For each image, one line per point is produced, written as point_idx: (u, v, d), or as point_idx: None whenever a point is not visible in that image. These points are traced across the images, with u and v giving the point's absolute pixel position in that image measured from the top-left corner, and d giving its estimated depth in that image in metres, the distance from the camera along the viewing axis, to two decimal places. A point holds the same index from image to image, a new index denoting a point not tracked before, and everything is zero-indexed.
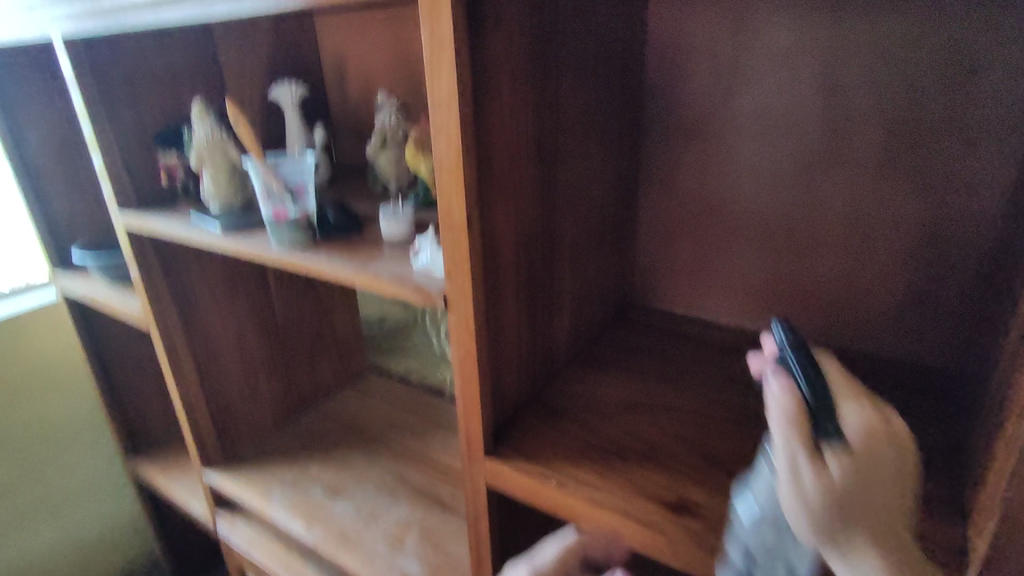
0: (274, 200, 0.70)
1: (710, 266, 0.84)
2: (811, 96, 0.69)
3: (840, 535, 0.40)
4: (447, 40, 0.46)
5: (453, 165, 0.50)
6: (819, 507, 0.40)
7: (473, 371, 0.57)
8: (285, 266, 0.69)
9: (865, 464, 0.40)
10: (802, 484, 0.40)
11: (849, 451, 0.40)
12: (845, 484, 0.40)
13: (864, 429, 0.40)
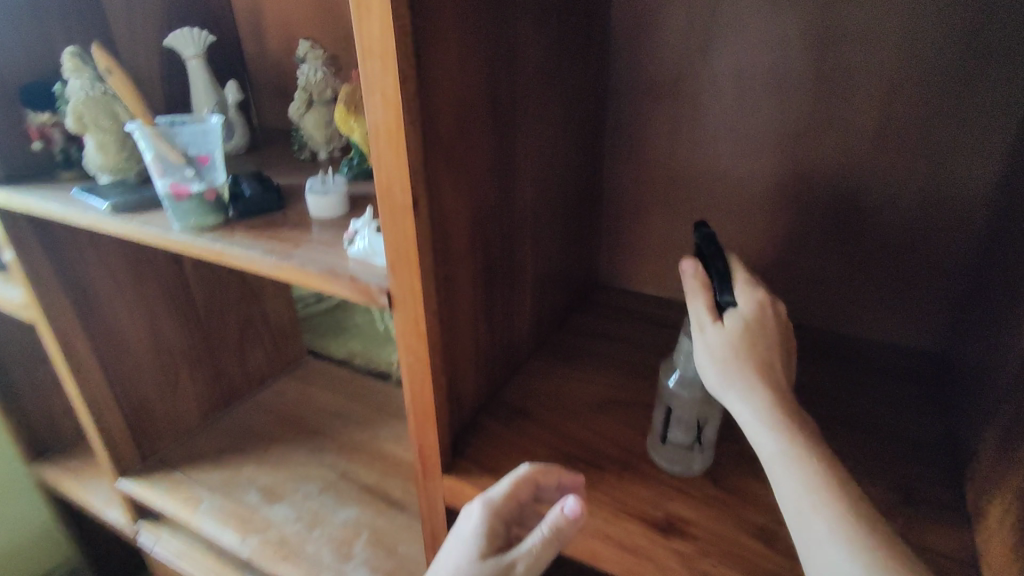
0: (171, 172, 0.57)
1: (679, 242, 0.77)
2: (795, 54, 0.62)
3: (735, 374, 0.43)
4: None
5: (393, 134, 0.39)
6: (715, 350, 0.44)
7: (426, 381, 0.48)
8: (191, 254, 0.57)
9: (750, 317, 0.45)
10: (702, 333, 0.46)
11: (737, 309, 0.46)
12: (734, 332, 0.45)
13: (756, 300, 0.46)
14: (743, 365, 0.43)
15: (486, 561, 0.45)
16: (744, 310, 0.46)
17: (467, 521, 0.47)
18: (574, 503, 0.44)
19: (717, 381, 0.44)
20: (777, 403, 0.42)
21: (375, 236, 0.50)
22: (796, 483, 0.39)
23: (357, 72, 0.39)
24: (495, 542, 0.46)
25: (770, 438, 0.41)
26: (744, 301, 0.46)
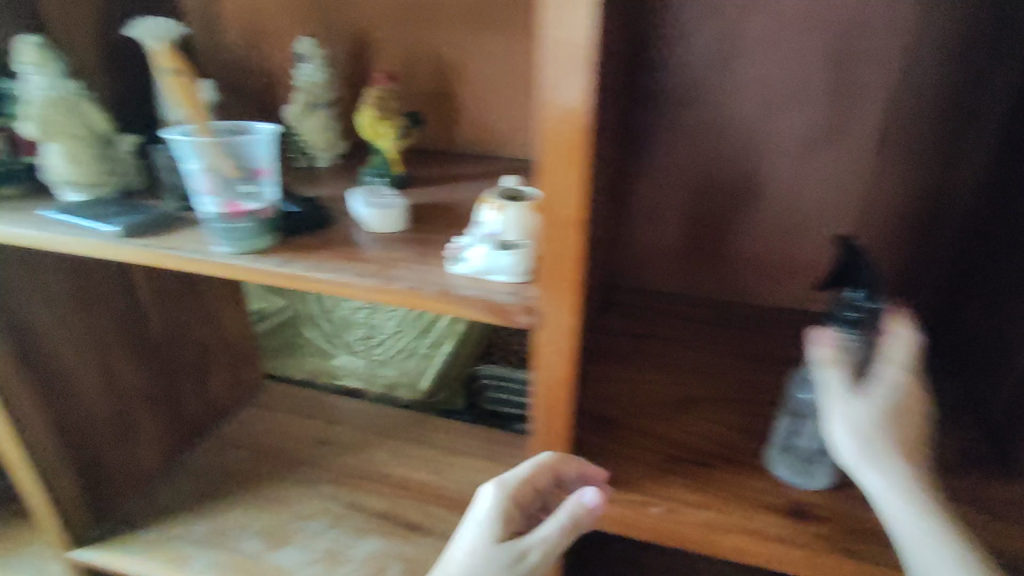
0: (224, 191, 0.51)
1: (700, 243, 0.78)
2: (817, 62, 0.67)
3: (881, 454, 0.45)
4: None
5: (574, 148, 0.37)
6: (862, 425, 0.45)
7: (563, 402, 0.47)
8: (258, 282, 0.50)
9: (899, 393, 0.46)
10: (846, 400, 0.46)
11: (887, 383, 0.46)
12: (882, 408, 0.45)
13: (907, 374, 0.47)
14: (888, 447, 0.45)
15: (499, 544, 0.46)
16: (894, 384, 0.46)
17: (479, 507, 0.48)
18: (594, 493, 0.48)
19: (862, 455, 0.45)
20: (915, 486, 0.45)
21: (497, 253, 0.47)
22: (936, 561, 0.43)
23: (540, 83, 0.36)
24: (505, 526, 0.48)
25: (911, 521, 0.44)
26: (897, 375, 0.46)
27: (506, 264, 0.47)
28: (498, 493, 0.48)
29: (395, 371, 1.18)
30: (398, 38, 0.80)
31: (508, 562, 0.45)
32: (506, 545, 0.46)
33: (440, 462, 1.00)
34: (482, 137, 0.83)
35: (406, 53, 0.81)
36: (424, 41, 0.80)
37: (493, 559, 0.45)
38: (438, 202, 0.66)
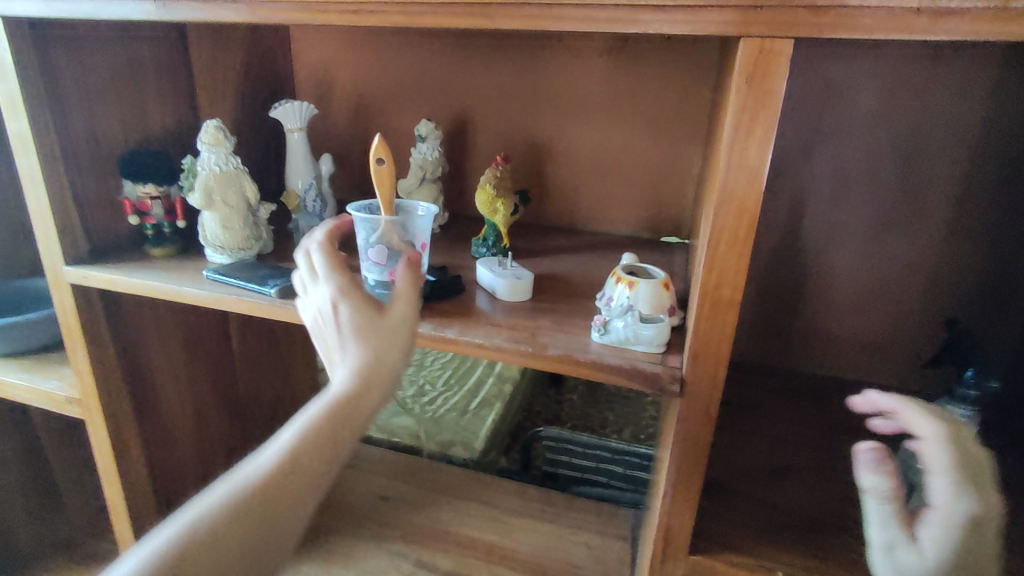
0: (394, 262, 0.62)
1: (774, 314, 0.85)
2: (890, 159, 0.74)
3: None
4: (774, 96, 0.40)
5: (742, 238, 0.43)
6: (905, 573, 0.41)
7: (696, 466, 0.50)
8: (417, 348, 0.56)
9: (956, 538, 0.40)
10: (893, 555, 0.42)
11: (941, 522, 0.41)
12: (935, 564, 0.41)
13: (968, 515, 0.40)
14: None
15: (372, 337, 0.42)
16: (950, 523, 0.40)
17: (304, 293, 0.47)
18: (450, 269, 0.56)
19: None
20: None
21: (638, 324, 0.52)
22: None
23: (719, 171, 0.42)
24: (366, 299, 0.44)
25: None
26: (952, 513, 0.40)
27: (647, 336, 0.51)
28: (327, 301, 0.44)
29: (451, 431, 1.24)
30: (497, 121, 0.89)
31: (355, 299, 0.44)
32: (381, 322, 0.43)
33: (503, 523, 1.01)
34: (569, 211, 0.90)
35: (503, 134, 0.89)
36: (520, 124, 0.88)
37: (340, 312, 0.44)
38: (549, 272, 0.71)
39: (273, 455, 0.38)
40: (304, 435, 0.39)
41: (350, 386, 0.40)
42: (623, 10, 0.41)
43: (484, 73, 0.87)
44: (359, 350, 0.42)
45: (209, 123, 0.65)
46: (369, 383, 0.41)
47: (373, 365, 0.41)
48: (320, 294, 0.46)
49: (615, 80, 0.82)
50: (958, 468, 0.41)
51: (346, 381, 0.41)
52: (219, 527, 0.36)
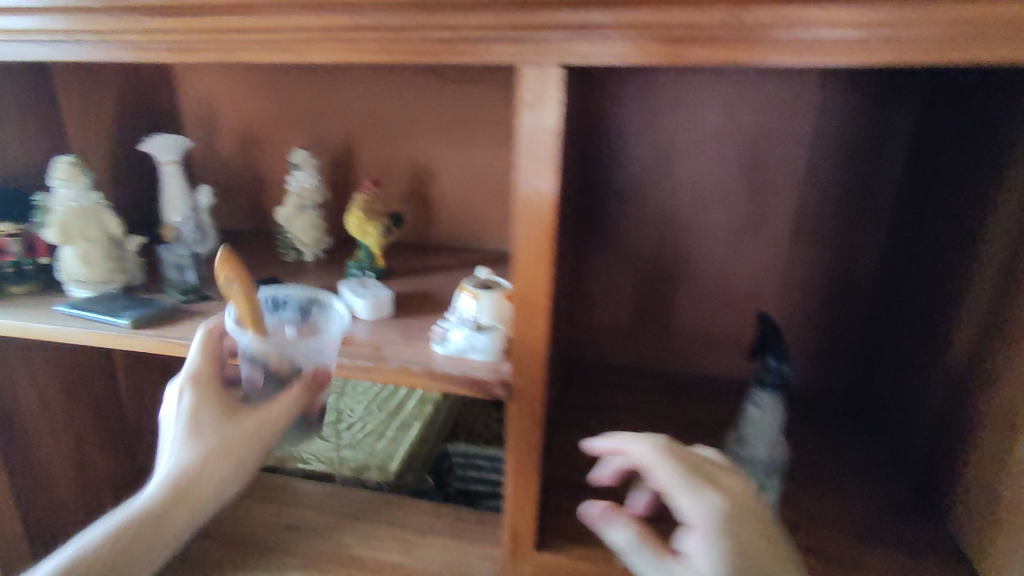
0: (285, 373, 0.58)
1: (649, 320, 0.89)
2: (738, 171, 0.80)
3: None
4: (553, 116, 0.44)
5: (542, 245, 0.46)
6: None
7: (526, 462, 0.53)
8: None
9: (722, 538, 0.40)
10: None
11: (703, 539, 0.41)
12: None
13: (721, 519, 0.41)
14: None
15: (206, 441, 0.48)
16: (711, 537, 0.40)
17: (171, 382, 0.51)
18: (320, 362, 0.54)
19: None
20: None
21: (472, 334, 0.55)
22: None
23: (516, 188, 0.46)
24: (216, 396, 0.50)
25: None
26: (705, 523, 0.40)
27: (482, 344, 0.54)
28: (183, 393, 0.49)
29: (366, 456, 1.24)
30: (380, 147, 0.92)
31: (205, 394, 0.50)
32: (220, 424, 0.48)
33: (409, 544, 1.01)
34: (453, 231, 0.93)
35: (387, 158, 0.92)
36: (401, 150, 0.91)
37: (184, 399, 0.49)
38: (418, 291, 0.74)
39: (93, 542, 0.45)
40: (119, 536, 0.45)
41: (165, 496, 0.46)
42: (416, 43, 0.45)
43: (364, 103, 0.90)
44: (189, 451, 0.47)
45: (60, 158, 0.65)
46: (184, 495, 0.46)
47: (196, 477, 0.47)
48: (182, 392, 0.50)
49: (486, 107, 0.86)
50: (681, 475, 0.43)
51: (165, 489, 0.46)
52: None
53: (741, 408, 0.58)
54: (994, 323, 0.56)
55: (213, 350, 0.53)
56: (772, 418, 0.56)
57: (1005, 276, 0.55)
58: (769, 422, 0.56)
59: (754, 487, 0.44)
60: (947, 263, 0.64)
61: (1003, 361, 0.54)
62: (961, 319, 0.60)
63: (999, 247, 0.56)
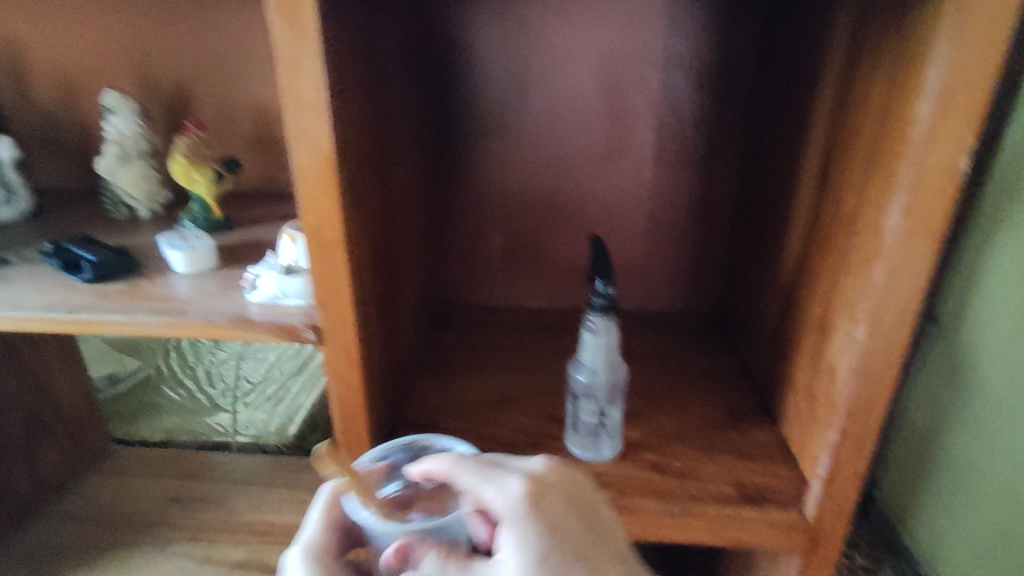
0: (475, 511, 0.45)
1: (521, 253, 0.87)
2: (594, 92, 0.77)
3: None
4: (306, 22, 0.38)
5: (325, 174, 0.42)
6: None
7: (357, 406, 0.51)
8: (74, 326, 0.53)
9: (531, 526, 0.41)
10: None
11: (518, 533, 0.41)
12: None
13: (530, 507, 0.41)
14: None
15: None
16: (526, 527, 0.41)
17: None
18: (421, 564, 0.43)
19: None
20: None
21: (287, 279, 0.51)
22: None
23: (283, 111, 0.40)
24: None
25: None
26: (515, 514, 0.41)
27: (298, 288, 0.51)
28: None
29: None
30: None
31: None
32: None
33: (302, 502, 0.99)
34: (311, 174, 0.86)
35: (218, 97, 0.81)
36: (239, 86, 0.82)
37: None
38: (257, 236, 0.68)
39: None
40: None
41: None
42: None
43: None
44: None
45: None
46: None
47: None
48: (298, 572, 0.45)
49: None
50: (480, 473, 0.43)
51: None
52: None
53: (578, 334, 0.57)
54: (817, 230, 0.55)
55: (335, 527, 0.48)
56: (609, 340, 0.55)
57: (826, 180, 0.54)
58: (606, 345, 0.55)
59: (568, 474, 0.45)
60: (786, 177, 0.63)
61: (822, 268, 0.54)
62: (795, 230, 0.60)
63: (821, 154, 0.55)
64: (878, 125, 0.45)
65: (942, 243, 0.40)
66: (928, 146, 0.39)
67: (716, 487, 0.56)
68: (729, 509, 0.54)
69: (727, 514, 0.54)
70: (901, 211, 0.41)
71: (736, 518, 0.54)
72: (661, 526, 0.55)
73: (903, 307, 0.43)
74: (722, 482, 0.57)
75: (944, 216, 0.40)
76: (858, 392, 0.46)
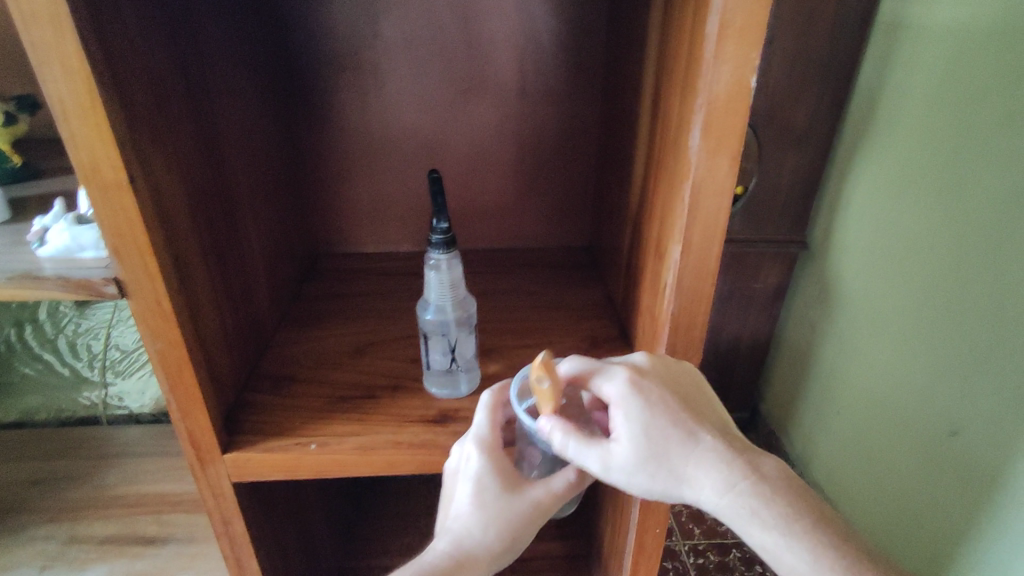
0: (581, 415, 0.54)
1: (388, 196, 0.85)
2: (449, 23, 0.75)
3: (660, 465, 0.46)
4: None
5: (87, 100, 0.37)
6: (637, 462, 0.46)
7: (180, 362, 0.47)
8: None
9: (637, 400, 0.46)
10: (609, 462, 0.46)
11: (625, 416, 0.46)
12: (631, 440, 0.46)
13: (632, 395, 0.46)
14: (670, 458, 0.46)
15: None
16: (631, 412, 0.46)
17: None
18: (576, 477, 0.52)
19: (661, 484, 0.46)
20: (710, 458, 0.46)
21: (80, 228, 0.45)
22: (773, 520, 0.46)
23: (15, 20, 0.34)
24: None
25: (720, 495, 0.46)
26: (622, 398, 0.46)
27: (91, 237, 0.45)
28: (471, 490, 0.50)
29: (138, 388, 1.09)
30: None
31: None
32: None
33: (180, 469, 0.94)
34: None
35: None
36: None
37: None
38: (71, 189, 0.61)
39: None
40: None
41: None
42: None
43: None
44: None
45: None
46: None
47: None
48: (464, 460, 0.51)
49: None
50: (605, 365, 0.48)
51: None
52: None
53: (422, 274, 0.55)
54: (652, 158, 0.56)
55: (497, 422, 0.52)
56: (451, 276, 0.54)
57: (655, 103, 0.54)
58: (450, 278, 0.54)
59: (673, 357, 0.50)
60: (632, 106, 0.64)
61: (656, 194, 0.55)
62: (638, 159, 0.61)
63: (653, 80, 0.56)
64: (689, 46, 0.45)
65: (738, 158, 0.42)
66: (717, 64, 0.38)
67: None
68: None
69: None
70: (700, 131, 0.41)
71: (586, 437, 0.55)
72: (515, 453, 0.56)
73: (711, 223, 0.44)
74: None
75: (738, 132, 0.41)
76: (680, 306, 0.48)
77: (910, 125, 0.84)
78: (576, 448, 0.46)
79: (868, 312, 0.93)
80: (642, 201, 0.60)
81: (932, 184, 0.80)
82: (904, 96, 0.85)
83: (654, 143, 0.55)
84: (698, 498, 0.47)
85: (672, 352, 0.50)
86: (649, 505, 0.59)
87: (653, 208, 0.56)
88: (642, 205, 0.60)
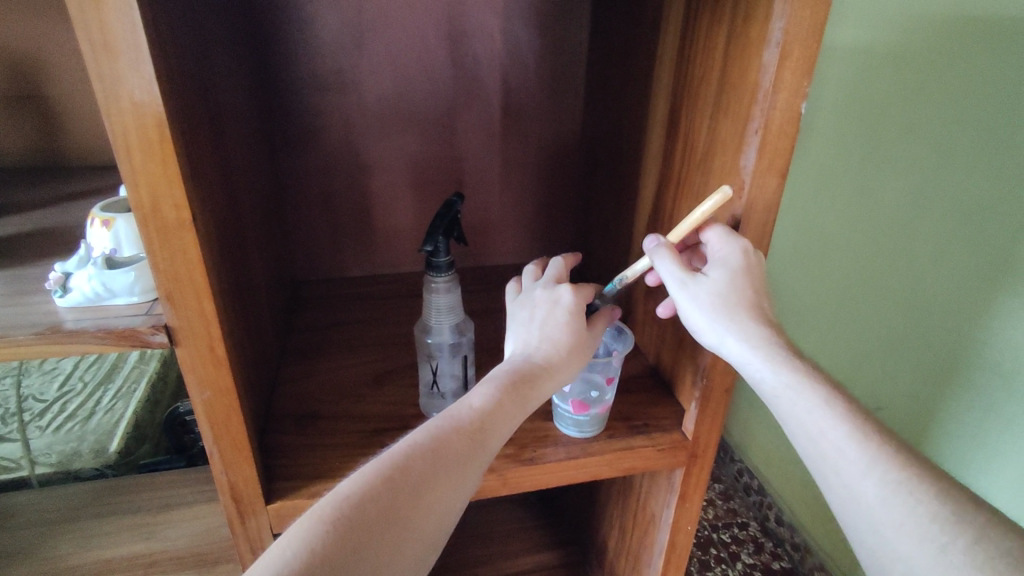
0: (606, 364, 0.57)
1: (372, 218, 0.83)
2: (438, 42, 0.73)
3: (731, 314, 0.46)
4: None
5: (155, 141, 0.34)
6: (705, 303, 0.47)
7: (230, 414, 0.44)
8: None
9: (748, 256, 0.47)
10: (689, 285, 0.48)
11: (722, 260, 0.47)
12: (723, 276, 0.47)
13: (740, 248, 0.47)
14: (732, 310, 0.47)
15: None
16: (731, 260, 0.47)
17: None
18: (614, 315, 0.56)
19: (712, 329, 0.47)
20: (771, 340, 0.46)
21: (111, 273, 0.41)
22: (804, 412, 0.44)
23: (80, 55, 0.31)
24: None
25: (770, 373, 0.45)
26: (739, 247, 0.47)
27: (124, 285, 0.41)
28: (566, 315, 0.52)
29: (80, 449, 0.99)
30: None
31: None
32: None
33: (150, 526, 0.86)
34: (93, 145, 0.69)
35: None
36: None
37: None
38: (50, 226, 0.54)
39: None
40: None
41: None
42: None
43: None
44: None
45: None
46: None
47: None
48: (556, 293, 0.53)
49: None
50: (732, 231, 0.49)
51: None
52: (422, 463, 0.43)
53: (423, 300, 0.57)
54: (665, 175, 0.59)
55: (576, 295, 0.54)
56: (450, 300, 0.57)
57: (672, 127, 0.57)
58: (449, 303, 0.57)
59: None
60: (632, 127, 0.67)
61: (674, 211, 0.58)
62: (645, 175, 0.64)
63: (665, 104, 0.59)
64: (720, 75, 0.49)
65: (783, 180, 0.46)
66: (775, 92, 0.42)
67: (606, 426, 0.59)
68: (623, 440, 0.57)
69: (623, 445, 0.57)
70: (757, 153, 0.44)
71: (629, 446, 0.57)
72: (566, 469, 0.56)
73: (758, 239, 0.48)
74: (610, 421, 0.60)
75: (787, 154, 0.45)
76: None
77: (818, 133, 0.87)
78: (670, 266, 0.48)
79: (800, 307, 0.95)
80: (651, 217, 0.63)
81: (849, 184, 0.82)
82: (809, 108, 0.88)
83: (669, 164, 0.58)
84: (743, 359, 0.46)
85: (712, 362, 0.53)
86: (683, 506, 0.62)
87: (668, 224, 0.59)
88: (652, 221, 0.63)
